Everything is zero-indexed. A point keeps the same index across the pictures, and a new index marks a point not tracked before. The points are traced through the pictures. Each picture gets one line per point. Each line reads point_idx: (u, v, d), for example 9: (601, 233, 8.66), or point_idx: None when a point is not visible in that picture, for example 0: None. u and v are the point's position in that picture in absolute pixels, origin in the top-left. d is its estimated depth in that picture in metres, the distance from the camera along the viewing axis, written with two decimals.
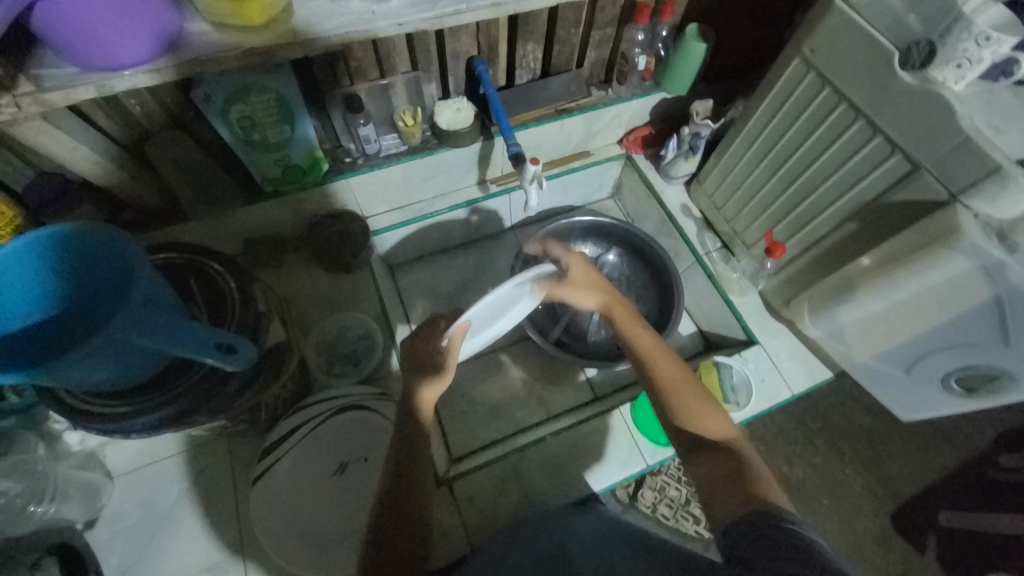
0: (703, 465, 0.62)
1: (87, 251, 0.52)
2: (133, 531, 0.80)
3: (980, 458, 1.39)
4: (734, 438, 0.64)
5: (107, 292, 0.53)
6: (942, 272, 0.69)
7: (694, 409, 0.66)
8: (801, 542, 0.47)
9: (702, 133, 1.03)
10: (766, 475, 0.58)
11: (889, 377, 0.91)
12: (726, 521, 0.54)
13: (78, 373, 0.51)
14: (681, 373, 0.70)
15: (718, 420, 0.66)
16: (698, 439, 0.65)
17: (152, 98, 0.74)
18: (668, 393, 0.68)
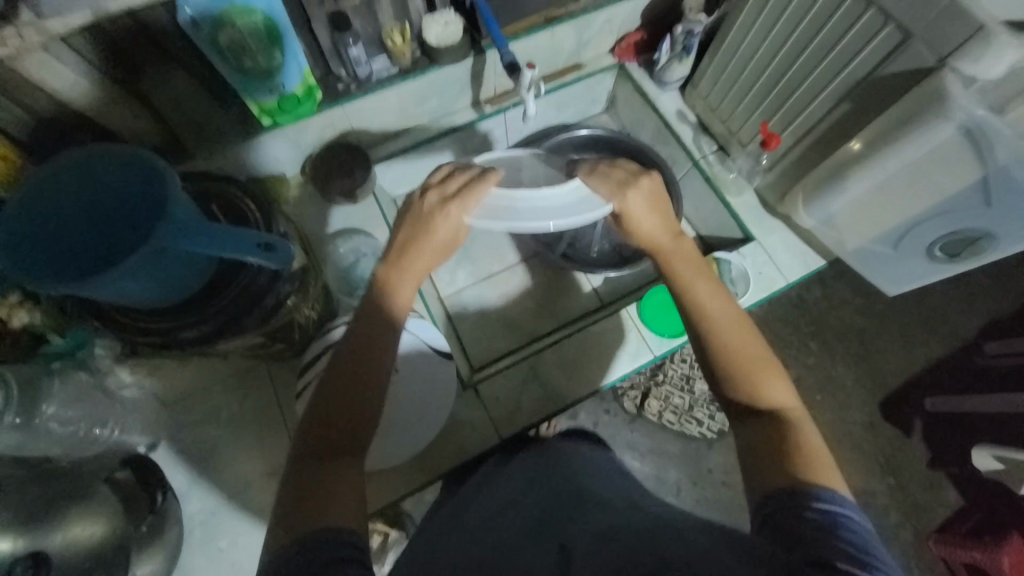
0: (750, 429, 0.61)
1: (129, 169, 0.57)
2: (192, 451, 0.88)
3: (966, 348, 1.48)
4: (788, 409, 0.62)
5: (150, 210, 0.57)
6: (932, 140, 0.72)
7: (752, 373, 0.63)
8: (844, 529, 0.47)
9: (696, 30, 1.01)
10: (821, 450, 0.56)
11: (881, 257, 0.96)
12: (766, 489, 0.53)
13: (134, 284, 0.57)
14: (741, 333, 0.66)
15: (774, 387, 0.63)
16: (747, 403, 0.63)
17: (136, 26, 0.72)
18: (726, 357, 0.64)
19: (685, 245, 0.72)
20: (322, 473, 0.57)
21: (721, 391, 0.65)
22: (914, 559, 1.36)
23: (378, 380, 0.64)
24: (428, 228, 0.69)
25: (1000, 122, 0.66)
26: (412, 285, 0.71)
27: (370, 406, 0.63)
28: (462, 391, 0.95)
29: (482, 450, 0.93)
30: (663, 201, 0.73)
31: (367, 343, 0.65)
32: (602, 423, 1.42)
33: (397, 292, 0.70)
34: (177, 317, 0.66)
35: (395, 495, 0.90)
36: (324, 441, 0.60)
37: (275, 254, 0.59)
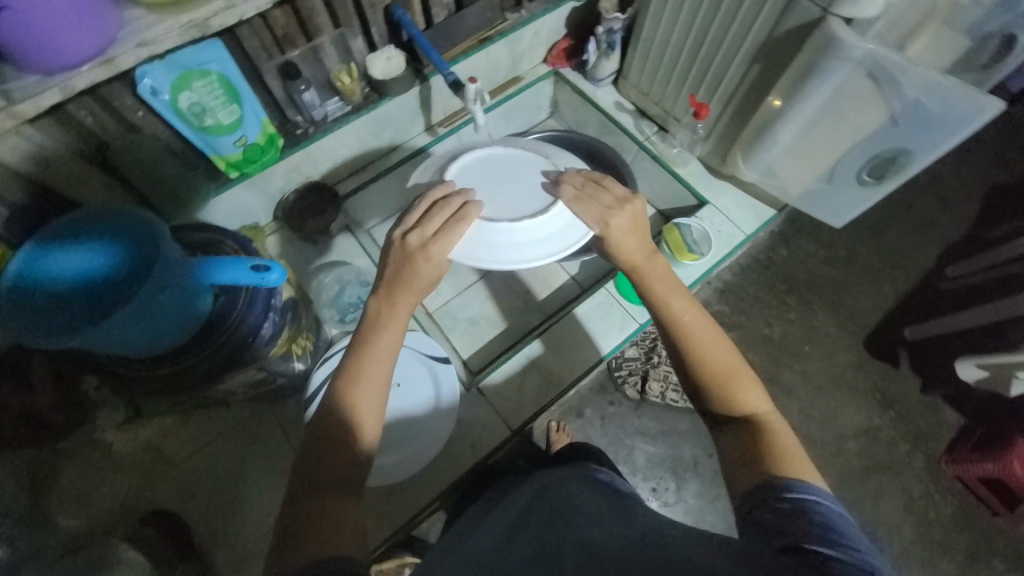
0: (727, 438, 0.66)
1: (115, 227, 0.61)
2: (210, 506, 0.87)
3: (930, 275, 1.57)
4: (761, 414, 0.67)
5: (140, 259, 0.61)
6: (835, 77, 0.81)
7: (726, 380, 0.69)
8: (816, 513, 0.51)
9: (615, 27, 1.12)
10: (792, 447, 0.61)
11: (821, 194, 1.04)
12: (746, 490, 0.58)
13: (131, 328, 0.59)
14: (715, 345, 0.71)
15: (749, 395, 0.68)
16: (724, 412, 0.68)
17: (100, 105, 0.77)
18: (700, 366, 0.70)
19: (657, 263, 0.76)
20: (320, 505, 0.58)
21: (701, 403, 0.71)
22: (933, 485, 1.38)
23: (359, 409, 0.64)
24: (410, 272, 0.70)
25: (885, 51, 0.75)
26: (399, 328, 0.70)
27: (369, 424, 0.65)
28: (464, 392, 1.00)
29: (497, 442, 0.98)
30: (646, 222, 0.77)
31: (360, 368, 0.66)
32: (608, 415, 1.46)
33: (385, 331, 0.69)
34: (176, 362, 0.68)
35: (413, 510, 0.92)
36: (321, 475, 0.61)
37: (268, 274, 0.61)
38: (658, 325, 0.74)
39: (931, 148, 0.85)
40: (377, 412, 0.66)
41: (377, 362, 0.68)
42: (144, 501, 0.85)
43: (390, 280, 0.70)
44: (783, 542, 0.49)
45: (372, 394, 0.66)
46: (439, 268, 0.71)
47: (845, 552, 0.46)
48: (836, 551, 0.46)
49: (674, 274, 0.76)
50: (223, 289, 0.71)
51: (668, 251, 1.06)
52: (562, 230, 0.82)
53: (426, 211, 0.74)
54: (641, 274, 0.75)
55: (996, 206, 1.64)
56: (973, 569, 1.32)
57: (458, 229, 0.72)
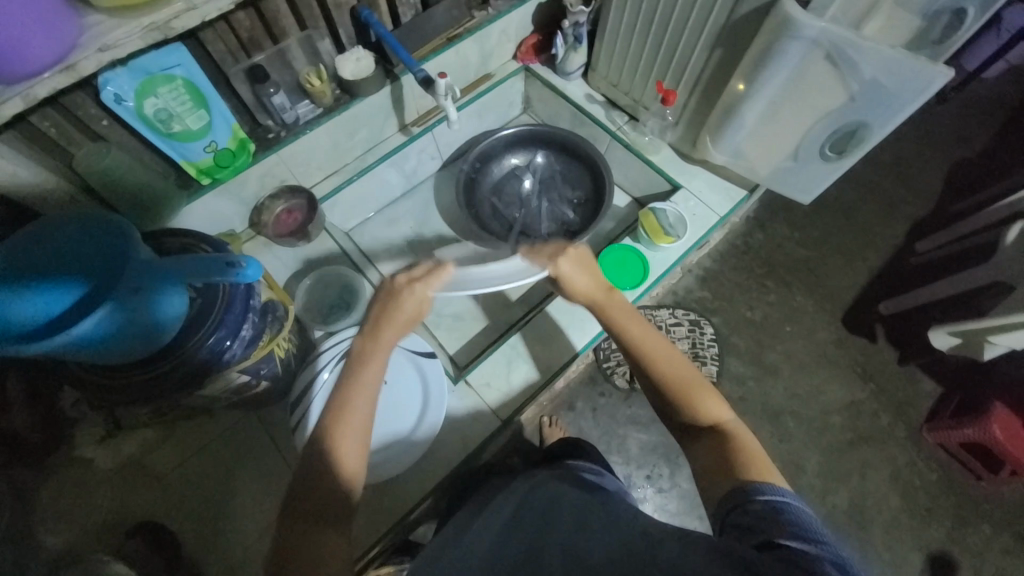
0: (696, 451, 0.65)
1: (83, 231, 0.61)
2: (197, 516, 0.85)
3: (901, 251, 1.63)
4: (728, 423, 0.66)
5: (108, 262, 0.60)
6: (790, 57, 0.84)
7: (690, 394, 0.69)
8: (785, 512, 0.52)
9: (580, 21, 1.13)
10: (758, 452, 0.61)
11: (789, 172, 1.07)
12: (719, 501, 0.57)
13: (103, 332, 0.58)
14: (675, 361, 0.72)
15: (711, 404, 0.68)
16: (692, 425, 0.67)
17: (62, 114, 0.77)
18: (663, 380, 0.70)
19: (616, 299, 0.77)
20: (309, 541, 0.57)
21: (668, 419, 0.70)
22: (917, 454, 1.42)
23: (344, 450, 0.63)
24: (396, 306, 0.71)
25: (835, 28, 0.78)
26: (378, 365, 0.70)
27: (348, 458, 0.64)
28: (453, 386, 1.00)
29: (487, 434, 0.99)
30: (592, 260, 0.79)
31: (342, 408, 0.66)
32: (600, 406, 1.47)
33: (365, 366, 0.69)
34: (157, 366, 0.67)
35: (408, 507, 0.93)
36: (311, 511, 0.60)
37: (245, 270, 0.60)
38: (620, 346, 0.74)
39: (885, 122, 0.88)
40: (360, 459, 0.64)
41: (357, 401, 0.66)
42: (130, 514, 0.84)
43: (376, 315, 0.72)
44: (756, 542, 0.49)
45: (356, 439, 0.64)
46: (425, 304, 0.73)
47: (816, 548, 0.47)
48: (808, 546, 0.47)
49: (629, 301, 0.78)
50: (200, 291, 0.70)
51: (645, 236, 1.08)
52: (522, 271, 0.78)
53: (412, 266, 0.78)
54: (600, 305, 0.77)
55: (958, 181, 1.71)
56: (960, 533, 1.35)
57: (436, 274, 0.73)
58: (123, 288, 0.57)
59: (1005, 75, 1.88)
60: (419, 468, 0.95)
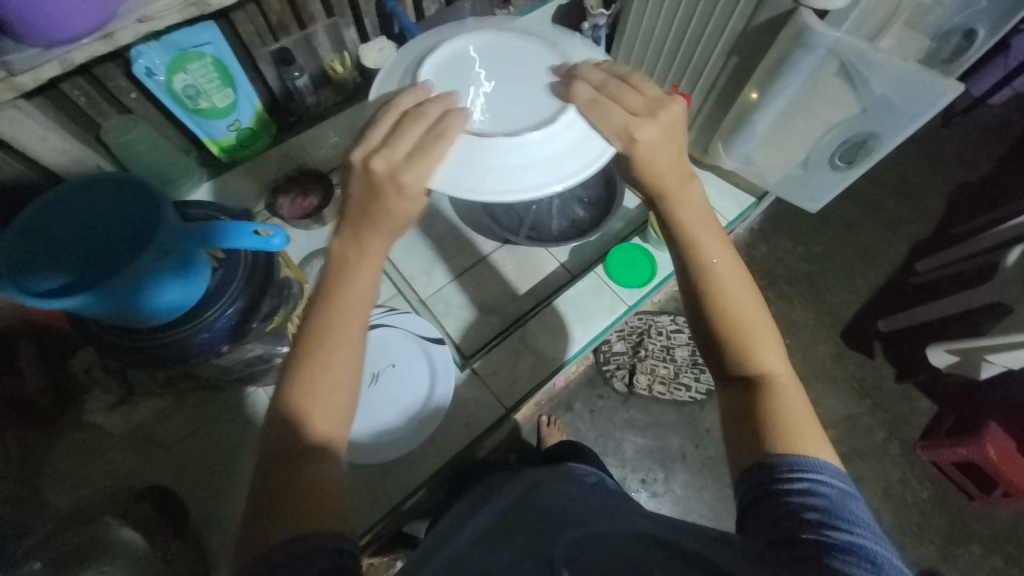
0: (734, 398, 0.64)
1: (123, 195, 0.64)
2: (200, 486, 0.88)
3: (902, 269, 1.65)
4: (774, 374, 0.63)
5: (145, 224, 0.63)
6: (806, 65, 0.86)
7: (742, 338, 0.64)
8: (814, 497, 0.51)
9: (600, 24, 1.15)
10: (799, 414, 0.60)
11: (798, 179, 1.09)
12: (746, 460, 0.59)
13: (132, 291, 0.60)
14: (740, 297, 0.65)
15: (766, 351, 0.64)
16: (738, 369, 0.65)
17: (93, 85, 0.79)
18: (718, 322, 0.65)
19: (690, 193, 0.67)
20: (297, 474, 0.54)
21: (714, 359, 0.67)
22: (910, 471, 1.43)
23: (344, 377, 0.59)
24: (383, 195, 0.60)
25: (849, 38, 0.79)
26: (370, 271, 0.63)
27: (344, 385, 0.59)
28: (460, 373, 1.03)
29: (490, 422, 1.00)
30: (675, 137, 0.65)
31: (330, 334, 0.59)
32: (598, 408, 1.48)
33: (360, 273, 0.62)
34: (181, 331, 0.68)
35: (402, 495, 0.94)
36: (304, 441, 0.56)
37: (272, 239, 0.64)
38: (680, 269, 0.68)
39: (896, 134, 0.89)
40: (350, 377, 0.59)
41: (348, 325, 0.60)
42: (136, 480, 0.87)
43: (357, 218, 0.62)
44: (780, 532, 0.49)
45: (347, 361, 0.59)
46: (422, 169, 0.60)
47: (844, 538, 0.46)
48: (838, 536, 0.46)
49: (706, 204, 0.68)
50: (222, 261, 0.72)
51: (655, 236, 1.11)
52: (583, 137, 0.67)
53: (395, 121, 0.62)
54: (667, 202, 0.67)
55: (961, 204, 1.73)
56: (951, 552, 1.36)
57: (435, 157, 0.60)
58: (154, 249, 0.59)
59: (1012, 102, 1.90)
60: (422, 452, 0.97)
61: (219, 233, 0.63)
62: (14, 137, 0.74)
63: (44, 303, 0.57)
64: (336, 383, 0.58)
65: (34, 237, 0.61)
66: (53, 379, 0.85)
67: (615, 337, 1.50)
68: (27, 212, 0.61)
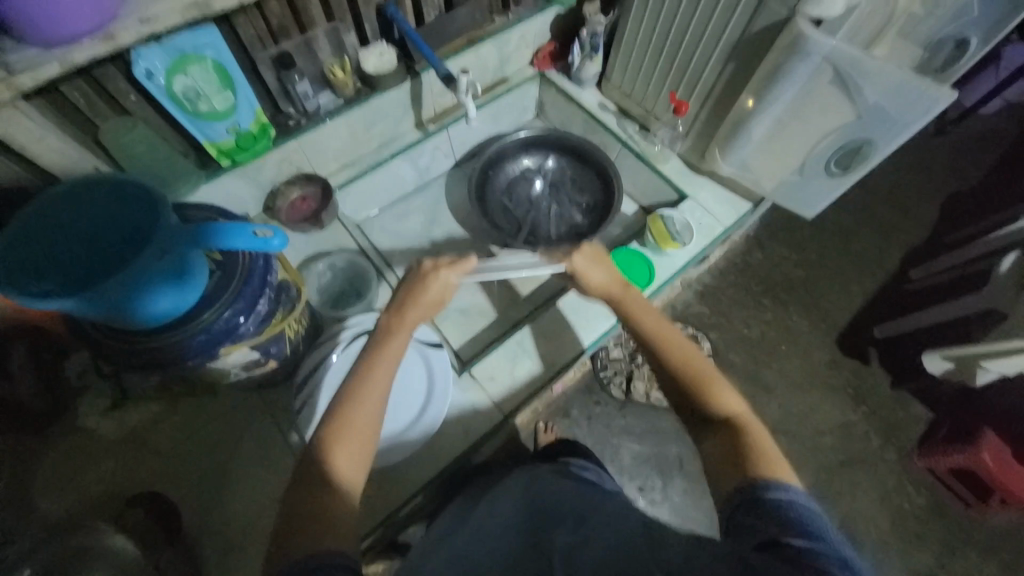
0: (711, 443, 0.65)
1: (120, 194, 0.64)
2: (195, 491, 0.86)
3: (896, 276, 1.66)
4: (740, 417, 0.66)
5: (142, 224, 0.62)
6: (801, 73, 0.87)
7: (708, 386, 0.69)
8: (793, 511, 0.51)
9: (598, 31, 1.16)
10: (773, 449, 0.61)
11: (794, 185, 1.10)
12: (729, 491, 0.57)
13: (127, 292, 0.59)
14: (696, 358, 0.73)
15: (726, 398, 0.68)
16: (707, 417, 0.68)
17: (93, 86, 0.79)
18: (681, 376, 0.71)
19: (632, 293, 0.82)
20: (311, 501, 0.57)
21: (688, 412, 0.70)
22: (908, 477, 1.43)
23: (352, 419, 0.63)
24: (420, 289, 0.76)
25: (843, 46, 0.80)
26: (404, 337, 0.73)
27: (358, 427, 0.64)
28: (458, 378, 1.02)
29: (489, 428, 0.99)
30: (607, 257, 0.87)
31: (358, 383, 0.66)
32: (595, 414, 1.47)
33: (392, 337, 0.72)
34: (178, 333, 0.67)
35: (397, 504, 0.92)
36: (314, 474, 0.59)
37: (271, 239, 0.64)
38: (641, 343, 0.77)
39: (890, 141, 0.91)
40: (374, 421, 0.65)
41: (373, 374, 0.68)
42: (129, 485, 0.85)
43: (401, 296, 0.77)
44: (761, 540, 0.49)
45: (367, 409, 0.65)
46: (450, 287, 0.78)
47: (820, 546, 0.47)
48: (816, 545, 0.47)
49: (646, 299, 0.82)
50: (220, 262, 0.71)
51: (653, 241, 1.11)
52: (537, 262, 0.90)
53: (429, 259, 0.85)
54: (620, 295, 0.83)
55: (954, 212, 1.75)
56: (948, 559, 1.35)
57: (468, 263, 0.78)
58: (151, 250, 0.59)
59: (1002, 112, 1.93)
60: (418, 458, 0.96)
61: (216, 234, 0.62)
62: (11, 137, 0.73)
63: (38, 303, 0.56)
64: (356, 430, 0.63)
65: (29, 236, 0.60)
66: (44, 383, 0.83)
67: (613, 343, 1.50)
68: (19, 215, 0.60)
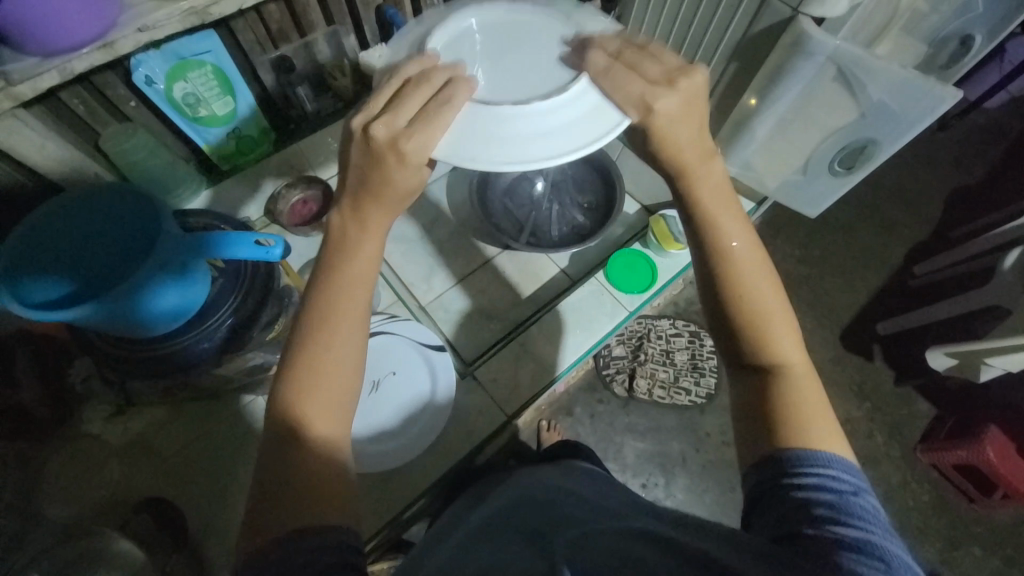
0: (748, 387, 0.63)
1: (120, 204, 0.64)
2: (200, 494, 0.87)
3: (900, 272, 1.65)
4: (789, 365, 0.61)
5: (143, 234, 0.62)
6: (805, 71, 0.86)
7: (761, 327, 0.62)
8: (821, 492, 0.50)
9: None
10: (814, 409, 0.58)
11: (796, 184, 1.10)
12: (756, 450, 0.58)
13: (131, 303, 0.60)
14: (761, 284, 0.63)
15: (784, 342, 0.62)
16: (752, 356, 0.63)
17: (93, 94, 0.79)
18: (735, 312, 0.63)
19: (710, 172, 0.63)
20: (288, 466, 0.53)
21: (728, 345, 0.65)
22: (911, 474, 1.43)
23: (337, 359, 0.56)
24: (379, 164, 0.55)
25: (846, 45, 0.80)
26: (376, 249, 0.60)
27: (345, 369, 0.57)
28: (462, 380, 1.03)
29: (492, 429, 1.00)
30: (691, 114, 0.59)
31: (328, 320, 0.57)
32: (598, 413, 1.48)
33: (361, 256, 0.59)
34: (180, 342, 0.68)
35: (401, 506, 0.93)
36: (286, 434, 0.54)
37: (273, 249, 0.64)
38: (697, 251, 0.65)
39: (895, 139, 0.90)
40: (357, 357, 0.58)
41: (350, 304, 0.58)
42: (135, 491, 0.86)
43: (361, 190, 0.57)
44: (782, 527, 0.49)
45: (351, 347, 0.57)
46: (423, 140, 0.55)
47: (846, 535, 0.45)
48: (842, 535, 0.45)
49: (723, 184, 0.64)
50: (221, 270, 0.71)
51: (655, 241, 1.11)
52: (594, 109, 0.60)
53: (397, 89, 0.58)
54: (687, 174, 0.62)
55: (958, 207, 1.73)
56: (951, 555, 1.35)
57: (444, 117, 0.55)
58: (154, 260, 0.59)
59: (1007, 106, 1.91)
60: (423, 459, 0.96)
61: (217, 244, 0.62)
62: (12, 146, 0.74)
63: (41, 316, 0.57)
64: (333, 370, 0.56)
65: (31, 248, 0.61)
66: (49, 390, 0.84)
67: (615, 341, 1.50)
68: (24, 225, 0.61)
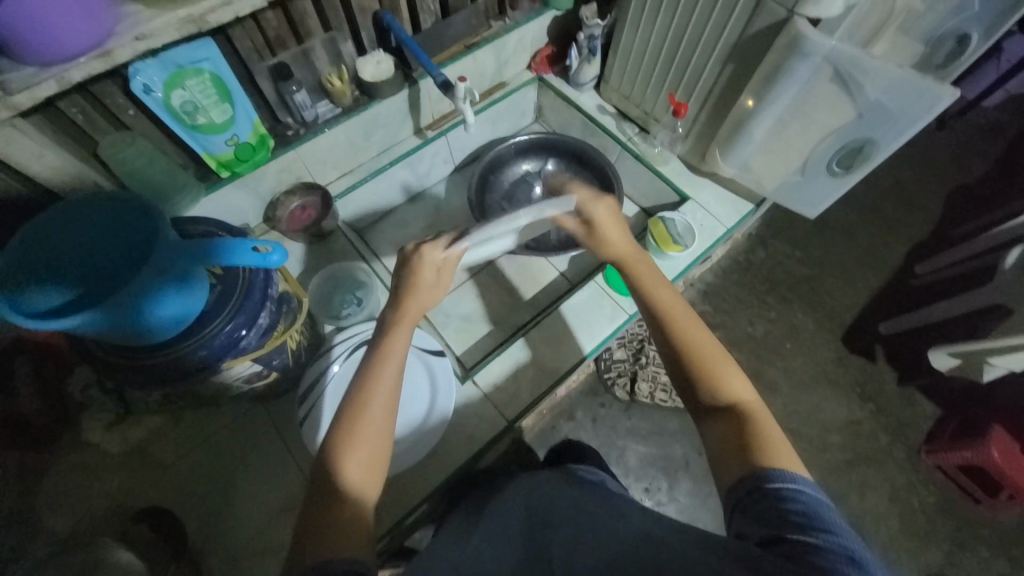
0: (716, 427, 0.65)
1: (115, 210, 0.64)
2: (200, 503, 0.87)
3: (902, 272, 1.64)
4: (747, 403, 0.66)
5: (138, 240, 0.62)
6: (801, 73, 0.86)
7: (711, 369, 0.69)
8: (796, 501, 0.51)
9: (595, 34, 1.16)
10: (777, 436, 0.61)
11: (795, 185, 1.10)
12: (733, 482, 0.57)
13: (128, 310, 0.60)
14: (703, 338, 0.72)
15: (733, 382, 0.68)
16: (711, 400, 0.67)
17: (91, 102, 0.79)
18: (688, 363, 0.70)
19: (641, 262, 0.82)
20: (323, 512, 0.58)
21: (688, 395, 0.70)
22: (916, 475, 1.41)
23: (366, 419, 0.64)
24: (416, 274, 0.76)
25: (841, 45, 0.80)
26: (407, 331, 0.74)
27: (375, 427, 0.65)
28: (462, 385, 1.02)
29: (493, 434, 0.99)
30: (620, 220, 0.86)
31: (364, 397, 0.66)
32: (600, 417, 1.47)
33: (395, 333, 0.73)
34: (178, 349, 0.68)
35: (401, 512, 0.92)
36: (329, 487, 0.60)
37: (270, 255, 0.64)
38: (647, 319, 0.76)
39: (892, 139, 0.90)
40: (386, 424, 0.65)
41: (380, 380, 0.67)
42: (135, 500, 0.86)
43: (403, 287, 0.76)
44: (767, 535, 0.49)
45: (379, 413, 0.65)
46: (449, 264, 0.79)
47: (823, 540, 0.46)
48: (818, 540, 0.46)
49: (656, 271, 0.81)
50: (220, 277, 0.72)
51: (654, 244, 1.10)
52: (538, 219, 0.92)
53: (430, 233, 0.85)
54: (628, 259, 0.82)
55: (957, 206, 1.73)
56: (960, 557, 1.34)
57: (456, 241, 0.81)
58: (150, 266, 0.59)
59: (1005, 104, 1.92)
60: (423, 465, 0.96)
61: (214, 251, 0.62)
62: (10, 155, 0.74)
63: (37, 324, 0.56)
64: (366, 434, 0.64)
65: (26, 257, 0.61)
66: (48, 400, 0.84)
67: (616, 344, 1.49)
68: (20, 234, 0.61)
